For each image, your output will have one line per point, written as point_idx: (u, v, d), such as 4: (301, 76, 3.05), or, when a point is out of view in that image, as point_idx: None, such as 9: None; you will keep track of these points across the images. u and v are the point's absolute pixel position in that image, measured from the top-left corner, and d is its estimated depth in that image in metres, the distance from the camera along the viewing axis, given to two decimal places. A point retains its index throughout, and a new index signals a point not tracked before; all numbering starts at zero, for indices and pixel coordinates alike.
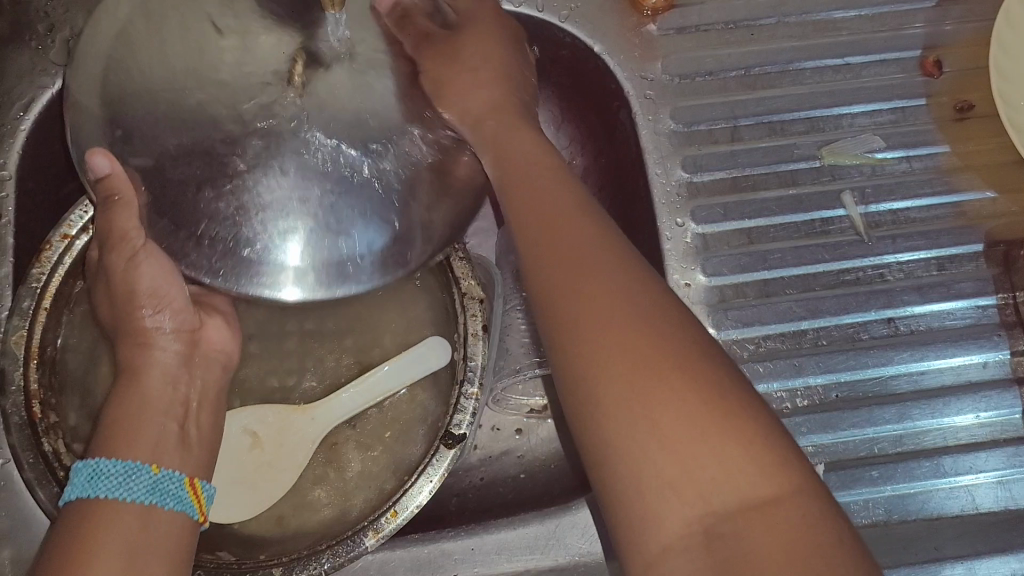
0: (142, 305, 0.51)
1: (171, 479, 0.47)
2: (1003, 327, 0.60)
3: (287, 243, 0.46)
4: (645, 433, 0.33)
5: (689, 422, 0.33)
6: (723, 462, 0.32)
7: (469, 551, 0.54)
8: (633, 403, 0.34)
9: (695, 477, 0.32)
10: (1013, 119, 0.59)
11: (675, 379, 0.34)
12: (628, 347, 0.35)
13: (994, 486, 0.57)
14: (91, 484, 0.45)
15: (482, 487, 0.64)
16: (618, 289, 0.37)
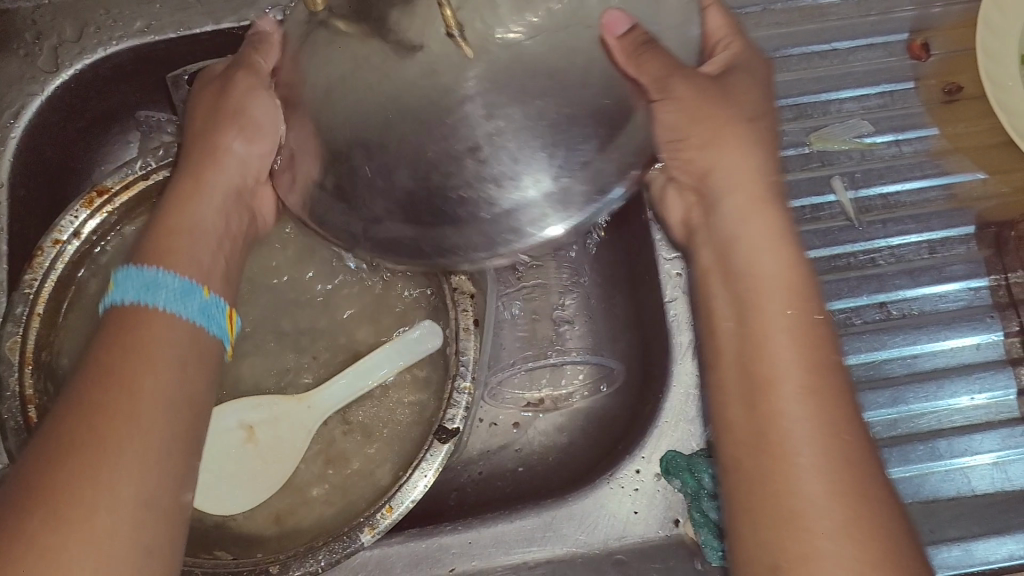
0: (230, 123, 0.48)
1: (216, 307, 0.44)
2: (996, 308, 0.60)
3: (525, 186, 0.38)
4: (769, 445, 0.38)
5: (817, 445, 0.37)
6: (820, 477, 0.37)
7: (467, 545, 0.54)
8: (778, 434, 0.38)
9: (793, 491, 0.37)
10: (999, 99, 0.59)
11: (802, 402, 0.39)
12: (799, 363, 0.40)
13: (990, 468, 0.57)
14: (138, 288, 0.41)
15: (481, 481, 0.64)
16: (788, 341, 0.40)
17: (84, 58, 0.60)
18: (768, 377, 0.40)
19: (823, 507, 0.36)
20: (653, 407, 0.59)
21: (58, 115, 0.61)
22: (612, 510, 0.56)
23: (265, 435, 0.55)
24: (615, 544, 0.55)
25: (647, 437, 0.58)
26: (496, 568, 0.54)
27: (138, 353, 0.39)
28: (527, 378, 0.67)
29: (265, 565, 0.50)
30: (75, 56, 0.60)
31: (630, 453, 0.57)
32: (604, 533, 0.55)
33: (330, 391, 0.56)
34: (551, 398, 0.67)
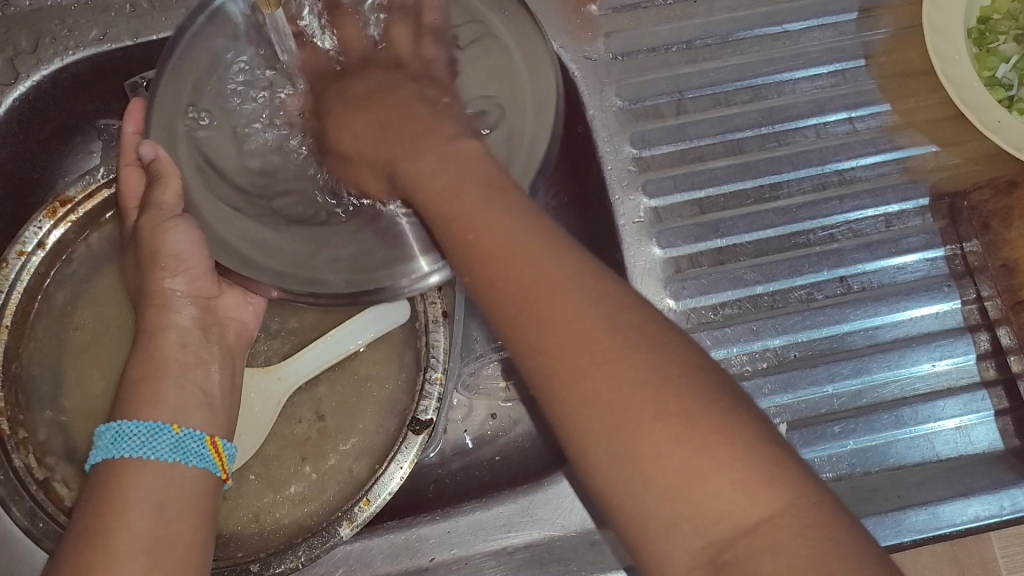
0: (162, 268, 0.53)
1: (193, 438, 0.49)
2: (953, 278, 0.61)
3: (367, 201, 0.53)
4: (638, 476, 0.31)
5: (693, 452, 0.31)
6: (725, 492, 0.30)
7: (445, 534, 0.55)
8: (673, 455, 0.31)
9: (676, 490, 0.31)
10: (946, 73, 0.60)
11: (650, 421, 0.32)
12: (618, 369, 0.33)
13: (952, 432, 0.59)
14: (115, 445, 0.47)
15: (459, 472, 0.65)
16: (574, 321, 0.34)
17: (43, 68, 0.60)
18: (592, 383, 0.33)
19: (689, 467, 0.31)
20: None
21: (18, 126, 0.61)
22: None
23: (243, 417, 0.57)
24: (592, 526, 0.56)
25: None
26: (475, 555, 0.55)
27: (116, 497, 0.45)
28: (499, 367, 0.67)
29: (247, 564, 0.51)
30: (33, 67, 0.60)
31: None
32: (581, 516, 0.56)
33: (301, 365, 0.58)
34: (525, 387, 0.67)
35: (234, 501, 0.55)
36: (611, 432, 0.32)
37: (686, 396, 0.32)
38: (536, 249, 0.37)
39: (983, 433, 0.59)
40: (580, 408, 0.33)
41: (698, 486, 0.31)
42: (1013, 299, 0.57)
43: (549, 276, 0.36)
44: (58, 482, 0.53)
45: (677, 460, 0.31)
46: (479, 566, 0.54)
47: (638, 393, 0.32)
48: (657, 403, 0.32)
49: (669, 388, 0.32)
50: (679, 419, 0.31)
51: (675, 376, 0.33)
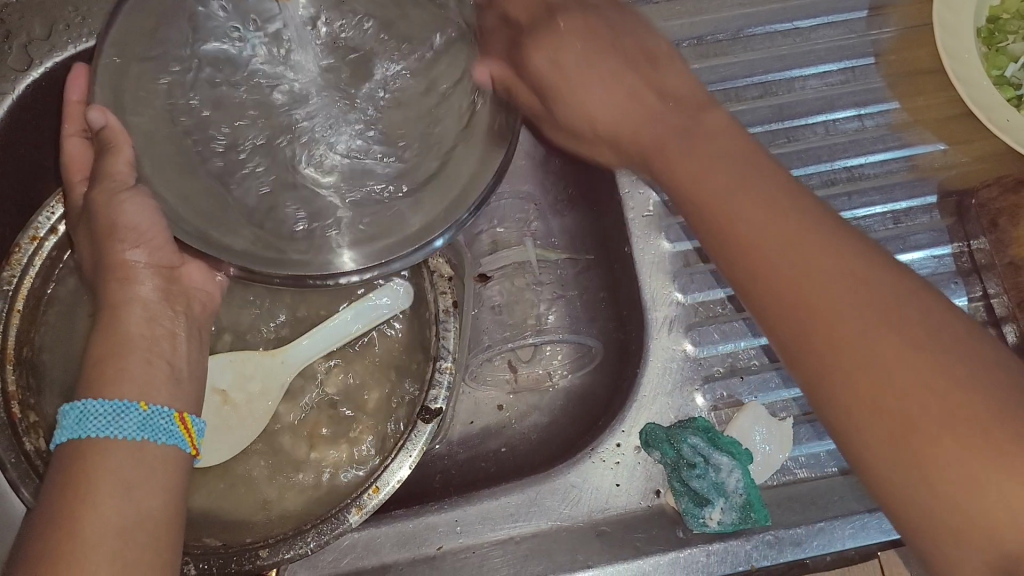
0: (120, 239, 0.49)
1: (161, 415, 0.47)
2: (959, 275, 0.62)
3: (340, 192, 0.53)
4: (913, 463, 0.35)
5: (951, 426, 0.35)
6: (970, 470, 0.34)
7: (453, 523, 0.56)
8: (923, 437, 0.35)
9: (930, 470, 0.35)
10: (956, 71, 0.60)
11: (900, 399, 0.36)
12: (890, 340, 0.36)
13: None
14: (80, 425, 0.45)
15: (465, 463, 0.65)
16: (847, 295, 0.38)
17: (55, 55, 0.60)
18: (871, 364, 0.36)
19: (965, 471, 0.34)
20: (630, 382, 0.61)
21: (31, 113, 0.61)
22: (594, 483, 0.57)
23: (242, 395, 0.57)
24: (599, 517, 0.56)
25: (628, 409, 0.59)
26: (483, 544, 0.55)
27: (86, 477, 0.43)
28: (505, 359, 0.68)
29: (257, 548, 0.51)
30: (46, 54, 0.60)
31: (610, 427, 0.59)
32: (588, 506, 0.57)
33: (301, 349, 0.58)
34: (529, 379, 0.67)
35: (243, 488, 0.55)
36: (892, 428, 0.36)
37: (949, 360, 0.36)
38: (834, 255, 0.39)
39: None
40: (863, 400, 0.36)
41: (937, 458, 0.35)
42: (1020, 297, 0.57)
43: (834, 294, 0.38)
44: None
45: (961, 461, 0.34)
46: (486, 555, 0.55)
47: (898, 355, 0.36)
48: (929, 402, 0.35)
49: (943, 377, 0.35)
50: (965, 418, 0.35)
51: (939, 364, 0.36)
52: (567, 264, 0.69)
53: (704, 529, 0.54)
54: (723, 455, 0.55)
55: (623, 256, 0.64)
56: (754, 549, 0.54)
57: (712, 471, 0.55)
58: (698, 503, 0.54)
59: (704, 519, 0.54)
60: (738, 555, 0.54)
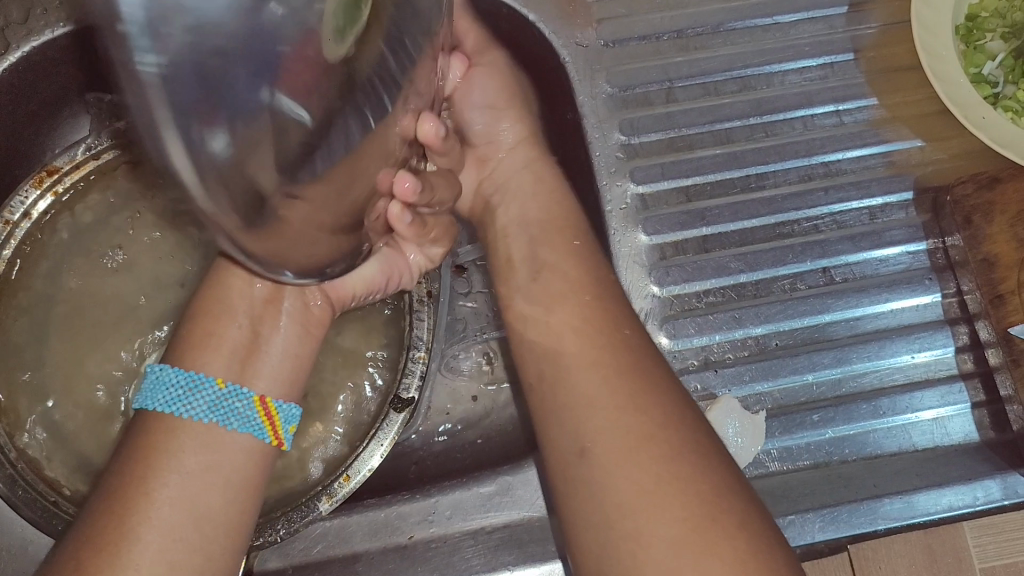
0: None
1: (239, 397, 0.49)
2: (934, 271, 0.62)
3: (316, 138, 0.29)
4: (577, 431, 0.46)
5: (611, 396, 0.46)
6: (610, 427, 0.45)
7: (425, 513, 0.56)
8: (601, 408, 0.46)
9: (588, 426, 0.46)
10: (934, 68, 0.60)
11: (608, 397, 0.46)
12: (594, 345, 0.50)
13: (929, 424, 0.59)
14: (154, 394, 0.47)
15: (441, 454, 0.65)
16: (576, 320, 0.52)
17: (32, 41, 0.59)
18: (587, 416, 0.46)
19: (642, 479, 0.42)
20: None
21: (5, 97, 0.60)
22: None
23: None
24: None
25: None
26: (453, 534, 0.55)
27: (150, 451, 0.45)
28: (482, 351, 0.68)
29: None
30: (23, 39, 0.59)
31: None
32: None
33: None
34: (504, 370, 0.67)
35: None
36: (574, 447, 0.46)
37: (649, 397, 0.46)
38: (606, 353, 0.49)
39: (960, 425, 0.59)
40: (561, 397, 0.48)
41: (597, 433, 0.45)
42: (993, 293, 0.58)
43: (593, 383, 0.48)
44: (40, 451, 0.54)
45: (640, 480, 0.42)
46: (457, 544, 0.55)
47: (610, 375, 0.48)
48: (647, 448, 0.43)
49: (644, 418, 0.45)
50: (653, 466, 0.43)
51: (641, 390, 0.46)
52: None
53: None
54: None
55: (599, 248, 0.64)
56: None
57: None
58: None
59: None
60: None
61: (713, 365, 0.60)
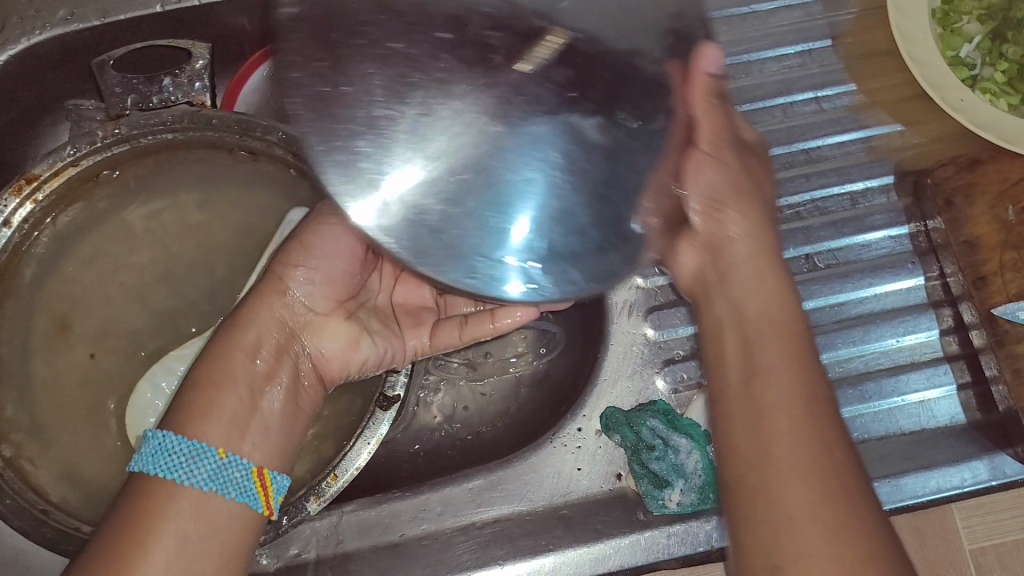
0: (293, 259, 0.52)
1: (239, 468, 0.46)
2: (917, 254, 0.62)
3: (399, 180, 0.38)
4: (750, 364, 0.40)
5: (766, 335, 0.41)
6: (777, 360, 0.40)
7: (416, 511, 0.56)
8: (766, 334, 0.41)
9: (763, 368, 0.40)
10: (910, 53, 0.61)
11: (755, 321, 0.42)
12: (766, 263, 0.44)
13: (915, 407, 0.60)
14: (153, 459, 0.44)
15: (432, 451, 0.65)
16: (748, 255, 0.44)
17: (8, 49, 0.59)
18: (774, 443, 0.37)
19: (811, 488, 0.36)
20: (591, 365, 0.61)
21: None
22: (554, 468, 0.58)
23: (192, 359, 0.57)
24: (560, 501, 0.57)
25: (587, 397, 0.60)
26: (444, 530, 0.56)
27: (146, 517, 0.42)
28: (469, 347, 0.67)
29: None
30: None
31: (572, 412, 0.59)
32: (548, 491, 0.57)
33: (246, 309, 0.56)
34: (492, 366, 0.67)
35: None
36: (736, 380, 0.41)
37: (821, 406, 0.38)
38: (788, 350, 0.41)
39: (947, 407, 0.60)
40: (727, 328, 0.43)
41: (760, 357, 0.40)
42: (976, 274, 0.58)
43: (778, 369, 0.40)
44: (25, 460, 0.53)
45: (814, 516, 0.35)
46: (449, 540, 0.55)
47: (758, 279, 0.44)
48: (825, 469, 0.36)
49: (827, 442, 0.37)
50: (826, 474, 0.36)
51: (791, 329, 0.42)
52: None
53: (664, 511, 0.54)
54: (681, 437, 0.57)
55: None
56: (714, 530, 0.54)
57: (671, 453, 0.56)
58: (658, 485, 0.55)
59: (664, 500, 0.55)
60: (698, 535, 0.54)
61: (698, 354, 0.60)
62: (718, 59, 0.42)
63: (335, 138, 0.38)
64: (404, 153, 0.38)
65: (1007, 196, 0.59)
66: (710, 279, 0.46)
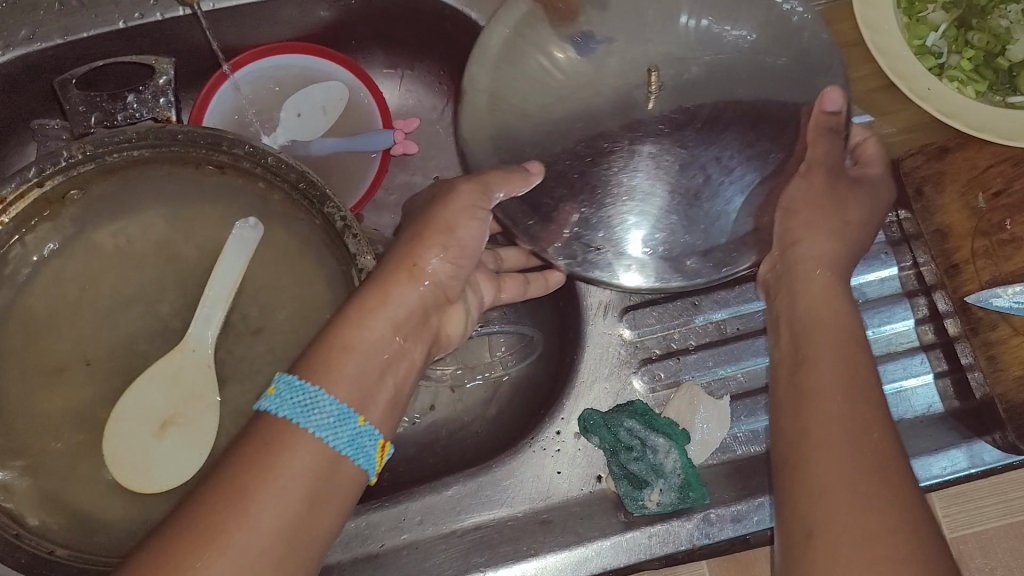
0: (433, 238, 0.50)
1: (370, 435, 0.43)
2: (889, 245, 0.62)
3: (621, 241, 0.52)
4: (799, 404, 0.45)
5: (833, 375, 0.45)
6: (832, 417, 0.43)
7: (397, 520, 0.56)
8: (824, 357, 0.46)
9: (812, 432, 0.43)
10: (878, 43, 0.61)
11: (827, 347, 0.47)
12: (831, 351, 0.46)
13: (892, 397, 0.60)
14: (290, 404, 0.41)
15: (414, 458, 0.64)
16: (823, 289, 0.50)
17: None
18: (817, 461, 0.42)
19: (866, 494, 0.40)
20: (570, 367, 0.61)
21: None
22: (534, 473, 0.58)
23: (135, 404, 0.55)
24: (540, 506, 0.57)
25: (565, 400, 0.59)
26: (425, 539, 0.56)
27: (247, 473, 0.39)
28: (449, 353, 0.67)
29: None
30: None
31: (550, 415, 0.59)
32: (528, 495, 0.57)
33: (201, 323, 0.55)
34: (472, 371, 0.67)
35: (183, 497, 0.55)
36: (793, 433, 0.44)
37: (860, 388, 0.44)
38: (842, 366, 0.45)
39: (923, 396, 0.60)
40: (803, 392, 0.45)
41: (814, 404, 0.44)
42: (948, 263, 0.58)
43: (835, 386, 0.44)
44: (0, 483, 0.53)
45: (848, 502, 0.39)
46: (430, 549, 0.55)
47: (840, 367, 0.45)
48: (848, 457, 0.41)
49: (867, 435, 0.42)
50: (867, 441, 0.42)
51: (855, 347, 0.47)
52: None
53: (643, 511, 0.55)
54: (659, 437, 0.57)
55: None
56: (695, 529, 0.54)
57: (650, 453, 0.56)
58: (636, 486, 0.55)
59: (643, 501, 0.55)
60: (679, 535, 0.54)
61: (675, 353, 0.60)
62: (841, 100, 0.51)
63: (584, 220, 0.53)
64: (625, 230, 0.52)
65: (977, 183, 0.59)
66: (804, 324, 0.49)
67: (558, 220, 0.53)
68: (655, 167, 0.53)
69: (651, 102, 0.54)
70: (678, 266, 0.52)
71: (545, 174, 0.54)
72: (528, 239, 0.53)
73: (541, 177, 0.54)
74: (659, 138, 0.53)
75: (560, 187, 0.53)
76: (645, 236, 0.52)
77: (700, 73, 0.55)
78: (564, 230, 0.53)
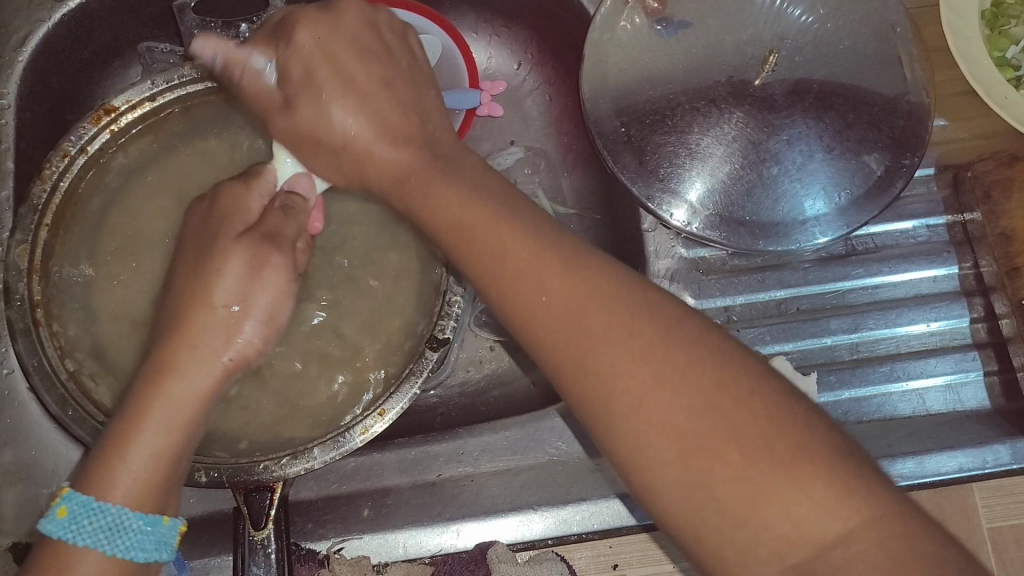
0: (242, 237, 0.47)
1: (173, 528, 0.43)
2: (952, 245, 0.64)
3: (686, 186, 0.64)
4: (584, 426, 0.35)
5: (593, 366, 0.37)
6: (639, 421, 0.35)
7: (456, 453, 0.59)
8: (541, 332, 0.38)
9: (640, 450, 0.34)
10: (962, 49, 0.63)
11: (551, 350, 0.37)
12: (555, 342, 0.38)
13: (942, 390, 0.62)
14: (77, 527, 0.40)
15: (464, 406, 0.67)
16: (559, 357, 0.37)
17: None
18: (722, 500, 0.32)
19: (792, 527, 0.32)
20: None
21: (64, 41, 0.62)
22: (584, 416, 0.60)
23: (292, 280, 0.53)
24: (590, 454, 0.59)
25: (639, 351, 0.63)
26: (481, 474, 0.58)
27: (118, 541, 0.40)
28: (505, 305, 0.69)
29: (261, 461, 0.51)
30: None
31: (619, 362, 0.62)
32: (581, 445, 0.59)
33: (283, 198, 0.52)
34: None
35: None
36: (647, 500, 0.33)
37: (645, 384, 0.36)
38: (563, 321, 0.37)
39: (973, 392, 0.62)
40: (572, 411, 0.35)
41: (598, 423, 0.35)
42: (1009, 265, 0.59)
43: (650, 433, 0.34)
44: (86, 375, 0.54)
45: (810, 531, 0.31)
46: (484, 482, 0.57)
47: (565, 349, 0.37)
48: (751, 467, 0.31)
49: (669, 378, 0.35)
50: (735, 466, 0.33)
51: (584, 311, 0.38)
52: (572, 221, 0.72)
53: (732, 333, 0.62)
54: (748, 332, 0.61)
55: (628, 206, 0.67)
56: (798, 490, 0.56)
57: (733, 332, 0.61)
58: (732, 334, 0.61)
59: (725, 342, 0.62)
60: None
61: (733, 324, 0.63)
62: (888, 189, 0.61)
63: (644, 155, 0.64)
64: (691, 179, 0.64)
65: None
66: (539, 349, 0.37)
67: (631, 153, 0.64)
68: (731, 130, 0.64)
69: (762, 78, 0.64)
70: (722, 224, 0.63)
71: (634, 115, 0.65)
72: (617, 158, 0.64)
73: (635, 117, 0.65)
74: (753, 109, 0.64)
75: (664, 133, 0.64)
76: (703, 197, 0.63)
77: (809, 58, 0.64)
78: (648, 169, 0.64)
